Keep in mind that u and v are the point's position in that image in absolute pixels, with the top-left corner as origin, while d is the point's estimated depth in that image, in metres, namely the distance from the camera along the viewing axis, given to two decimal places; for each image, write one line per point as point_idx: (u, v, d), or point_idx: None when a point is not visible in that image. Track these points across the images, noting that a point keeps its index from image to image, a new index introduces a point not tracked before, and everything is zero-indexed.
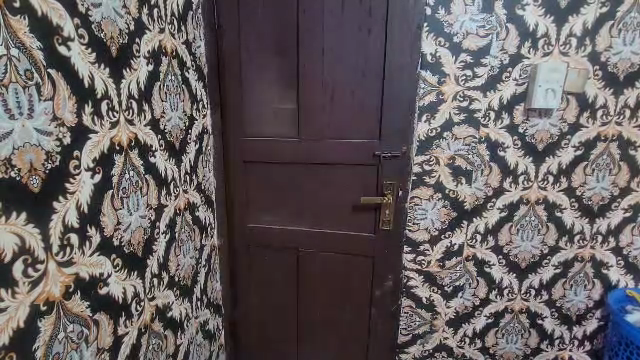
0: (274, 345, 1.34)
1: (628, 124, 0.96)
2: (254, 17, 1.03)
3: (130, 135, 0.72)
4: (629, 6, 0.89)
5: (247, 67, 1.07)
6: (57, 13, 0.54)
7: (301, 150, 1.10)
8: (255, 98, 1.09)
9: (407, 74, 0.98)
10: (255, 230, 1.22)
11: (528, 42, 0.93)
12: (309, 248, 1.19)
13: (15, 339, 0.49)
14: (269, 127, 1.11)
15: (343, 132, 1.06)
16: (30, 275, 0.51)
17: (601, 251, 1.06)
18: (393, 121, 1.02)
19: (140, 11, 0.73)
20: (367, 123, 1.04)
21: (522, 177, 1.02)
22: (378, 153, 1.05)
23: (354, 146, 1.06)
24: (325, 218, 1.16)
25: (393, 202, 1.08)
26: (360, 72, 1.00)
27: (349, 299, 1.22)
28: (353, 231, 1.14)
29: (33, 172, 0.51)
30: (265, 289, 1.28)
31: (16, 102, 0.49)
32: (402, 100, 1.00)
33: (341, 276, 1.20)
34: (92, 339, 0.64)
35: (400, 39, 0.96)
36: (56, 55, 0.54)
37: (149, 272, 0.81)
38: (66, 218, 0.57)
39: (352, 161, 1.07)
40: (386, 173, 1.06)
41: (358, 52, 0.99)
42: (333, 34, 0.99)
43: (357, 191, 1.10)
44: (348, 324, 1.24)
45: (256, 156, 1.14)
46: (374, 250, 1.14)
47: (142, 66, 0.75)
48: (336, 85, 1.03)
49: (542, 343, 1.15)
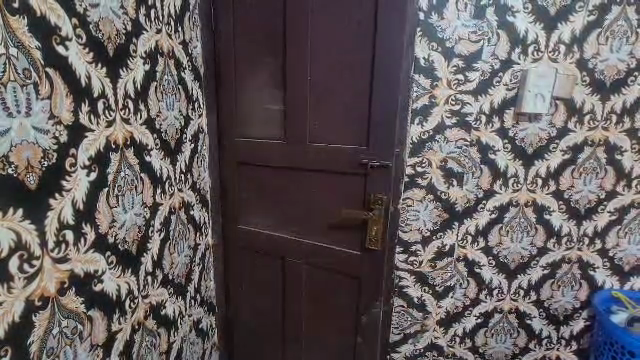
0: (262, 347, 1.36)
1: (615, 129, 0.99)
2: (249, 17, 1.05)
3: (126, 133, 0.73)
4: (617, 15, 0.91)
5: (241, 67, 1.10)
6: (55, 13, 0.55)
7: (289, 151, 1.11)
8: (247, 99, 1.12)
9: (394, 78, 0.95)
10: (245, 231, 1.25)
11: (518, 48, 0.96)
12: (296, 253, 1.20)
13: (11, 333, 0.50)
14: (261, 129, 1.13)
15: (330, 137, 1.05)
16: (26, 271, 0.52)
17: (588, 253, 1.09)
18: (379, 127, 0.99)
19: (138, 12, 0.74)
20: (354, 128, 1.02)
21: (512, 180, 1.05)
22: (365, 161, 1.02)
23: (339, 152, 1.05)
24: (312, 223, 1.16)
25: (380, 217, 1.05)
26: (348, 75, 0.99)
27: (334, 310, 1.21)
28: (340, 242, 1.13)
29: (29, 169, 0.52)
30: (256, 293, 1.31)
31: (15, 101, 0.50)
32: (389, 105, 0.96)
33: (328, 289, 1.20)
34: (86, 336, 0.64)
35: (389, 40, 0.92)
36: (55, 55, 0.55)
37: (144, 269, 0.82)
38: (63, 215, 0.58)
39: (338, 169, 1.07)
40: (373, 184, 1.03)
41: (347, 55, 0.98)
42: (322, 34, 0.99)
43: (344, 200, 1.09)
44: (333, 334, 1.23)
45: (247, 158, 1.17)
46: (361, 266, 1.12)
47: (140, 66, 0.76)
48: (324, 87, 1.03)
49: (530, 342, 1.18)
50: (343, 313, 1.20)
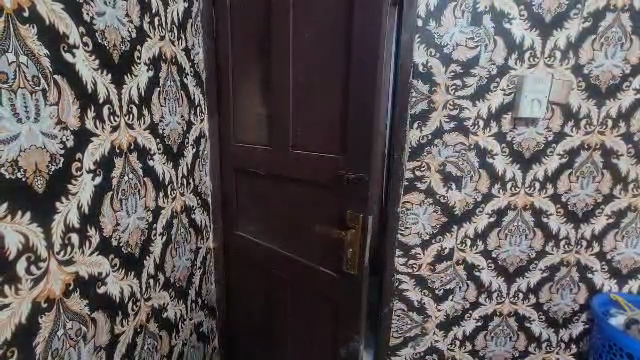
0: (255, 352, 1.35)
1: (611, 134, 1.01)
2: (245, 22, 1.07)
3: (130, 138, 0.74)
4: (610, 22, 0.94)
5: (237, 72, 1.12)
6: (64, 22, 0.56)
7: (275, 157, 1.09)
8: (241, 104, 1.14)
9: (370, 78, 0.84)
10: (241, 237, 1.26)
11: (515, 54, 0.98)
12: (282, 264, 1.16)
13: (18, 334, 0.51)
14: (253, 134, 1.14)
15: (311, 142, 1.00)
16: (33, 272, 0.53)
17: (586, 256, 1.10)
18: (354, 132, 0.89)
19: (142, 19, 0.76)
20: (332, 134, 0.95)
21: (510, 183, 1.06)
22: (342, 172, 0.93)
23: (317, 161, 0.98)
24: (297, 234, 1.11)
25: (356, 239, 0.94)
26: (326, 76, 0.93)
27: (315, 325, 1.13)
28: (320, 257, 1.06)
29: (37, 173, 0.53)
30: (251, 299, 1.31)
31: (24, 106, 0.51)
32: (365, 108, 0.86)
33: (311, 305, 1.13)
34: (89, 337, 0.65)
35: (363, 34, 0.83)
36: (62, 62, 0.56)
37: (146, 272, 0.83)
38: (69, 218, 0.59)
39: (318, 179, 1.00)
40: (350, 200, 0.93)
41: (325, 53, 0.92)
42: (303, 34, 0.95)
43: (324, 213, 1.01)
44: (313, 348, 1.15)
45: (241, 163, 1.18)
46: (340, 293, 1.02)
47: (143, 72, 0.77)
48: (305, 90, 0.98)
49: (530, 345, 1.18)
50: (322, 329, 1.11)
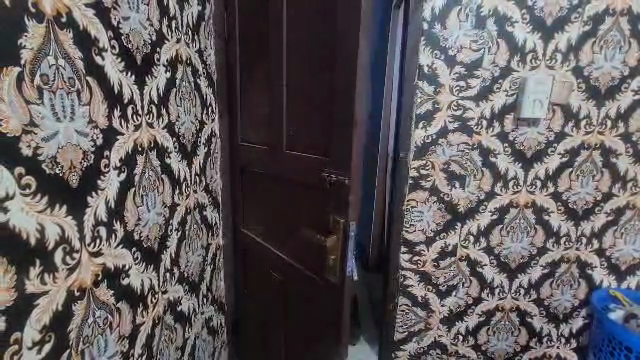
0: (258, 348, 1.37)
1: (610, 134, 1.04)
2: (249, 24, 1.10)
3: (150, 137, 0.77)
4: (610, 25, 0.98)
5: (244, 72, 1.16)
6: (95, 27, 0.60)
7: (274, 156, 1.10)
8: (246, 104, 1.18)
9: (350, 76, 0.81)
10: (247, 234, 1.30)
11: (517, 56, 1.01)
12: (280, 264, 1.16)
13: (55, 320, 0.54)
14: (256, 134, 1.17)
15: (303, 142, 0.99)
16: (68, 262, 0.56)
17: (586, 253, 1.13)
18: (337, 132, 0.86)
19: (161, 23, 0.80)
20: (319, 134, 0.93)
21: (512, 181, 1.09)
22: (327, 172, 0.91)
23: (307, 161, 0.98)
24: (290, 234, 1.10)
25: (337, 246, 0.90)
26: (313, 75, 0.92)
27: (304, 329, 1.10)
28: (308, 260, 1.04)
29: (72, 169, 0.56)
30: (255, 295, 1.33)
31: (62, 106, 0.54)
32: (345, 106, 0.83)
33: (301, 308, 1.11)
34: (114, 326, 0.68)
35: (343, 30, 0.80)
36: (93, 65, 0.60)
37: (163, 266, 0.86)
38: (98, 211, 0.62)
39: (308, 180, 0.99)
40: (334, 202, 0.90)
41: (312, 52, 0.91)
42: (295, 33, 0.95)
43: (312, 216, 1.00)
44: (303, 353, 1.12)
45: (248, 162, 1.22)
46: (325, 299, 0.99)
47: (161, 73, 0.81)
48: (297, 90, 0.98)
49: (531, 340, 1.22)
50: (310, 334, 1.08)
